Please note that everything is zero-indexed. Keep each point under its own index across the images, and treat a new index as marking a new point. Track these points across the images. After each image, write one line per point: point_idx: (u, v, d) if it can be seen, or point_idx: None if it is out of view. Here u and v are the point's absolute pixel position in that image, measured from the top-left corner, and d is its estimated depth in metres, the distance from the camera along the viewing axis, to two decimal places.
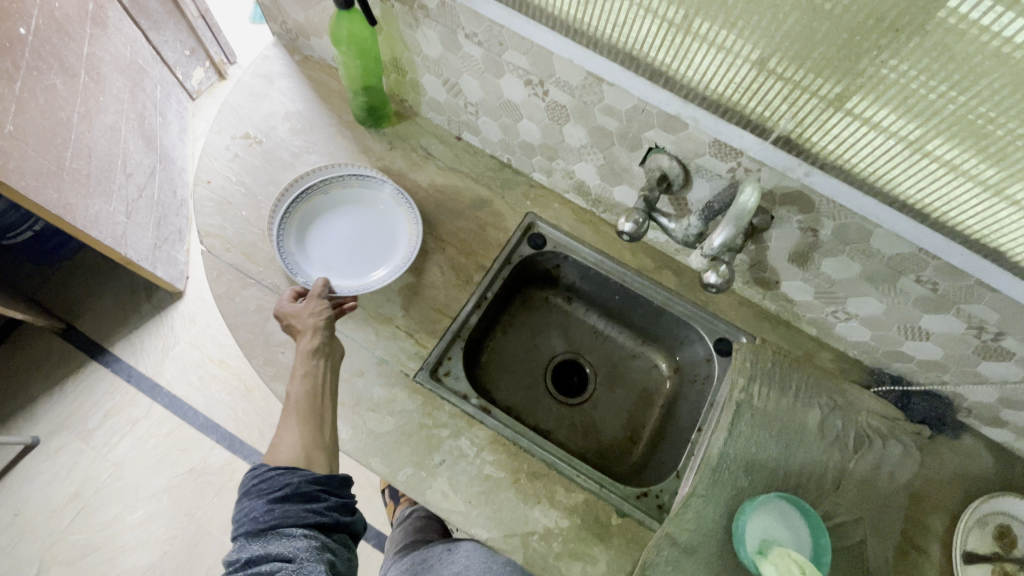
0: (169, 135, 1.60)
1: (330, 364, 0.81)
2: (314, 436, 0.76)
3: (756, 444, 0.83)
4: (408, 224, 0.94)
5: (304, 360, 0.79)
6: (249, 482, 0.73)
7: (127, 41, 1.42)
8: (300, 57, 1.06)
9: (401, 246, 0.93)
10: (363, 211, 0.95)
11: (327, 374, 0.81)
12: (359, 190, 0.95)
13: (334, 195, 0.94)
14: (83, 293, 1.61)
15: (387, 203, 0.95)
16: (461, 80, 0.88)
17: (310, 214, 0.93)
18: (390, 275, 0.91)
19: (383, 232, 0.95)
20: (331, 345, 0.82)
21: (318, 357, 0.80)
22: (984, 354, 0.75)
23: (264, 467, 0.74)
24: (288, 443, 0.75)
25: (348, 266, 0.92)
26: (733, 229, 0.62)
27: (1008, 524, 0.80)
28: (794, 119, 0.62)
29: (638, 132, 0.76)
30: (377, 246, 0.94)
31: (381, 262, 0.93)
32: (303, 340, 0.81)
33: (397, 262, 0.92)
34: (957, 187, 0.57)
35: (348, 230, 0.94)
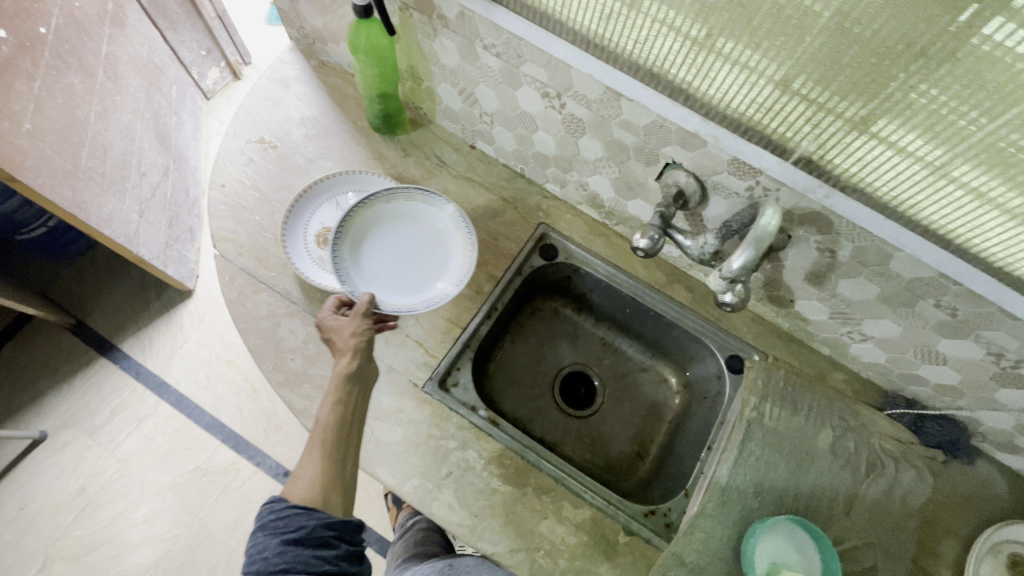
0: (183, 135, 1.61)
1: (362, 395, 0.79)
2: (334, 475, 0.73)
3: (766, 465, 0.82)
4: (464, 246, 0.90)
5: (339, 385, 0.77)
6: (265, 516, 0.71)
7: (144, 41, 1.43)
8: (316, 62, 1.07)
9: (454, 269, 0.90)
10: (421, 226, 0.92)
11: (358, 404, 0.78)
12: (418, 204, 0.92)
13: (392, 207, 0.91)
14: (94, 289, 1.62)
15: (445, 220, 0.92)
16: (477, 90, 0.88)
17: (365, 223, 0.90)
18: (440, 297, 0.87)
19: (436, 251, 0.91)
20: (365, 375, 0.80)
21: (351, 383, 0.78)
22: (1002, 381, 0.74)
23: (280, 501, 0.72)
24: (308, 479, 0.72)
25: (397, 282, 0.89)
26: (754, 251, 0.61)
27: (1020, 554, 0.78)
28: (816, 140, 0.61)
29: (655, 147, 0.76)
30: (429, 265, 0.91)
31: (433, 283, 0.90)
32: (342, 362, 0.78)
33: (448, 284, 0.89)
34: (983, 214, 0.56)
35: (401, 244, 0.91)
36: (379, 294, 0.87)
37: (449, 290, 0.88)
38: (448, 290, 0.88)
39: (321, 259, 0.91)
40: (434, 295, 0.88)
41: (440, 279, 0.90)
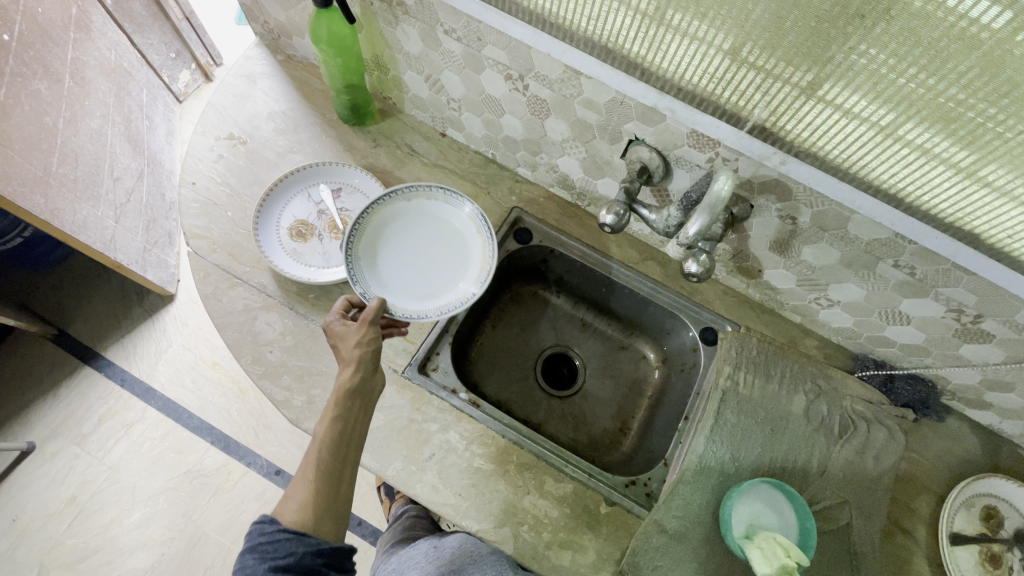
0: (156, 138, 1.60)
1: (365, 411, 0.76)
2: (327, 499, 0.71)
3: (740, 432, 0.84)
4: (484, 253, 0.88)
5: (340, 402, 0.74)
6: (255, 537, 0.69)
7: (111, 44, 1.41)
8: (283, 56, 1.06)
9: (471, 277, 0.87)
10: (439, 226, 0.90)
11: (358, 421, 0.75)
12: (441, 207, 0.90)
13: (413, 208, 0.89)
14: (75, 298, 1.61)
15: (467, 226, 0.90)
16: (443, 77, 0.88)
17: (384, 222, 0.88)
18: (455, 304, 0.85)
19: (455, 257, 0.89)
20: (369, 389, 0.77)
21: (352, 399, 0.75)
22: (964, 336, 0.76)
23: (270, 523, 0.70)
24: (299, 503, 0.70)
25: (412, 285, 0.87)
26: (709, 217, 0.62)
27: (995, 505, 0.83)
28: (767, 108, 0.63)
29: (618, 124, 0.77)
30: (446, 270, 0.89)
31: (450, 289, 0.87)
32: (344, 375, 0.75)
33: (464, 292, 0.86)
34: (929, 170, 0.58)
35: (419, 247, 0.89)
36: (394, 297, 0.85)
37: (464, 298, 0.85)
38: (464, 297, 0.86)
39: (295, 252, 0.92)
40: (449, 302, 0.86)
41: (458, 285, 0.87)
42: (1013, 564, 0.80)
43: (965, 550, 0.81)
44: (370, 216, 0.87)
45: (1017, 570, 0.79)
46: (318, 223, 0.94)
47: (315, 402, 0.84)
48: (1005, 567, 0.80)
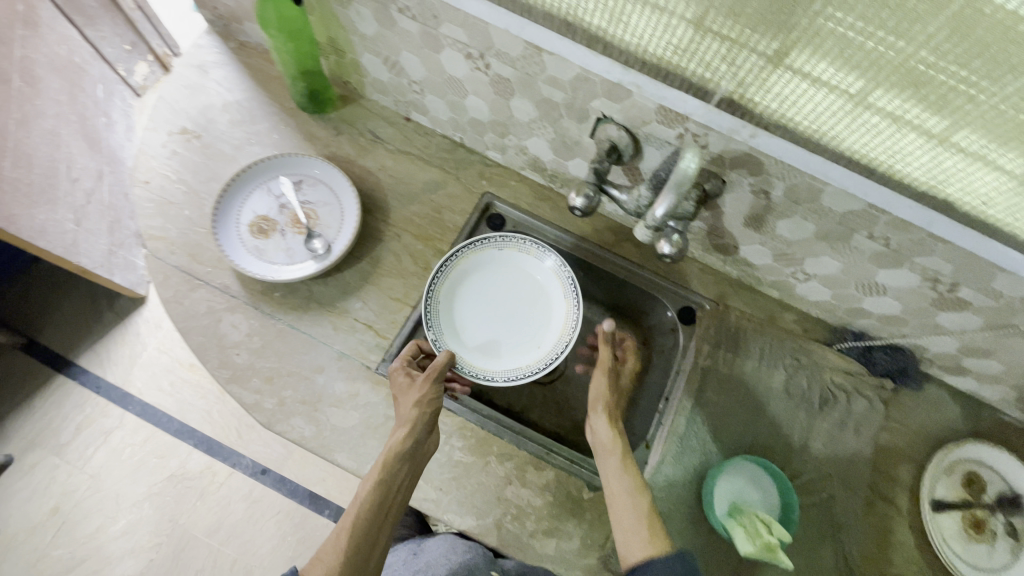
0: (115, 136, 1.53)
1: (409, 483, 0.74)
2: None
3: (721, 410, 0.86)
4: (565, 322, 0.87)
5: (389, 467, 0.72)
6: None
7: (61, 39, 1.34)
8: (235, 43, 1.01)
9: (545, 346, 0.88)
10: (522, 280, 0.91)
11: (401, 491, 0.73)
12: (531, 262, 0.91)
13: (503, 261, 0.91)
14: (41, 305, 1.56)
15: (553, 287, 0.90)
16: (401, 58, 0.84)
17: (471, 267, 0.90)
18: (525, 373, 0.85)
19: (535, 318, 0.90)
20: (418, 457, 0.75)
21: (401, 465, 0.73)
22: (941, 305, 0.75)
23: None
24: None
25: (484, 337, 0.89)
26: (675, 197, 0.60)
27: (976, 470, 0.84)
28: (734, 80, 0.60)
29: (584, 102, 0.74)
30: (523, 330, 0.90)
31: (521, 348, 0.89)
32: (398, 438, 0.73)
33: (536, 360, 0.87)
34: (902, 139, 0.57)
35: (498, 299, 0.91)
36: (463, 345, 0.87)
37: (533, 368, 0.85)
38: (534, 365, 0.86)
39: (258, 249, 0.88)
40: (518, 368, 0.86)
41: (533, 350, 0.88)
42: (997, 527, 0.81)
43: (947, 517, 0.82)
44: (457, 260, 0.88)
45: (1001, 534, 0.80)
46: (280, 217, 0.90)
47: (287, 404, 0.81)
48: (988, 533, 0.81)
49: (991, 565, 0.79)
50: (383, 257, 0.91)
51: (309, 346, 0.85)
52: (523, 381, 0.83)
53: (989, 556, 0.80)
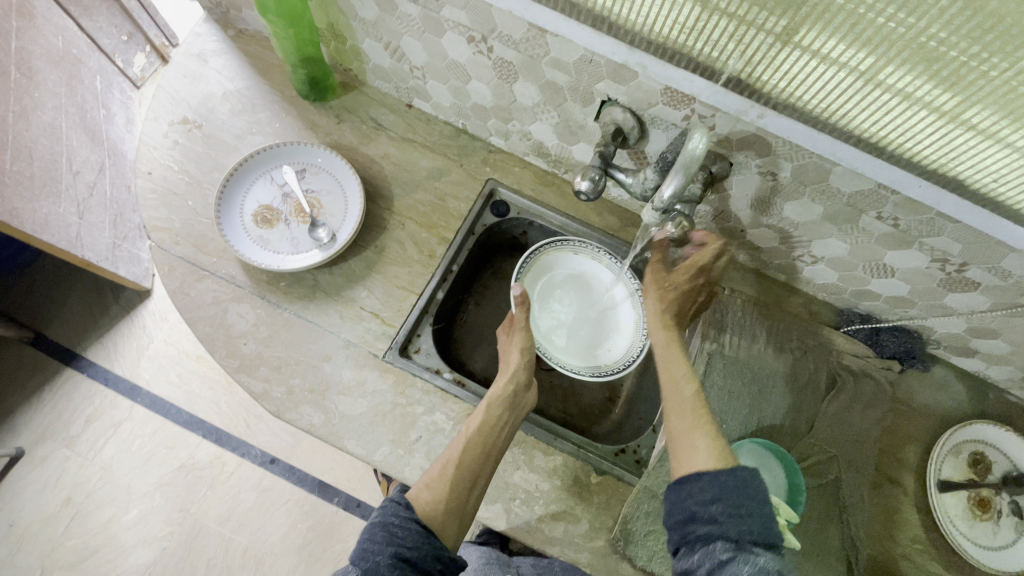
0: (115, 128, 1.52)
1: (510, 428, 0.78)
2: (458, 501, 0.71)
3: (727, 394, 0.85)
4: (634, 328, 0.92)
5: (492, 409, 0.78)
6: (388, 515, 0.69)
7: (57, 30, 1.32)
8: (234, 31, 1.00)
9: (618, 349, 0.92)
10: (592, 285, 0.96)
11: (503, 434, 0.78)
12: (603, 269, 0.95)
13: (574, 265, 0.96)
14: (48, 299, 1.56)
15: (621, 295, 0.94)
16: (403, 43, 0.83)
17: (549, 264, 0.96)
18: (604, 372, 0.89)
19: (603, 324, 0.95)
20: (516, 406, 0.81)
21: (504, 410, 0.79)
22: (949, 286, 0.75)
23: (405, 508, 0.70)
24: (434, 494, 0.71)
25: (557, 333, 0.95)
26: (684, 177, 0.60)
27: (982, 451, 0.84)
28: (742, 58, 0.59)
29: (589, 85, 0.73)
30: (594, 333, 0.95)
31: (592, 350, 0.94)
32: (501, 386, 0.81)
33: (611, 362, 0.91)
34: (912, 117, 0.56)
35: (571, 299, 0.96)
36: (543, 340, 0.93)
37: (608, 368, 0.89)
38: (609, 368, 0.89)
39: (262, 239, 0.88)
40: (593, 369, 0.89)
41: (603, 355, 0.92)
42: (1002, 507, 0.81)
43: (952, 496, 0.83)
44: (537, 256, 0.94)
45: (1006, 513, 0.80)
46: (283, 207, 0.90)
47: (295, 392, 0.82)
48: (993, 511, 0.81)
49: (994, 543, 0.79)
50: (388, 245, 0.91)
51: (316, 335, 0.85)
52: (603, 378, 0.87)
53: (993, 535, 0.80)
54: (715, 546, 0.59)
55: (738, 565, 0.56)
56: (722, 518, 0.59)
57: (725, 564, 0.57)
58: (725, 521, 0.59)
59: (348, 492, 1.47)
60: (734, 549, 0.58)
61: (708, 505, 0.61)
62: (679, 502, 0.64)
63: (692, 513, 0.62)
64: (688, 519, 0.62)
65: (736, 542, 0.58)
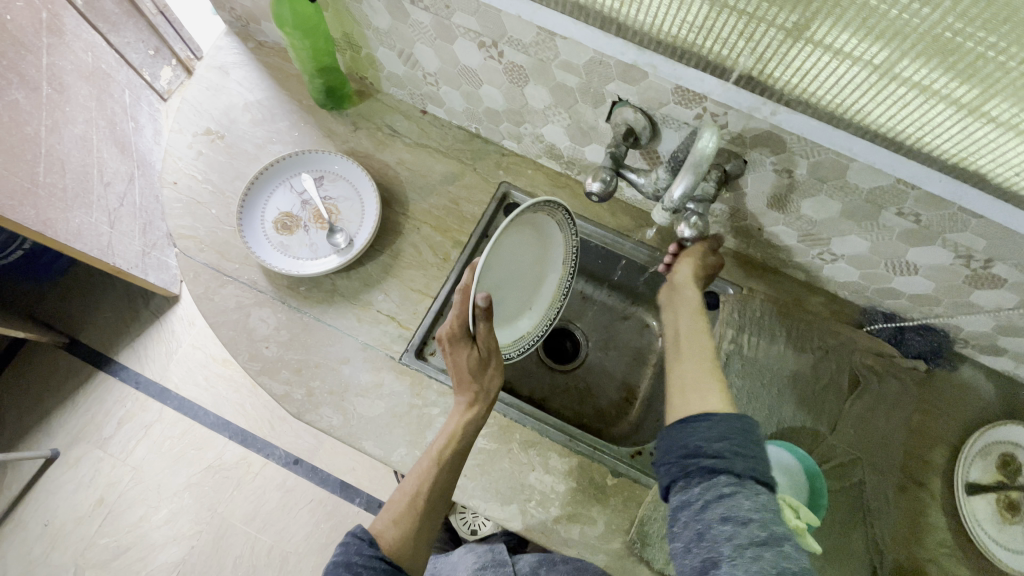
0: (144, 140, 1.58)
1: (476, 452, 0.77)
2: (427, 532, 0.71)
3: (747, 395, 0.83)
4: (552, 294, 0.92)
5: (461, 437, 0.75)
6: (350, 553, 0.65)
7: (87, 47, 1.38)
8: (254, 43, 1.03)
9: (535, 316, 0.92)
10: (530, 241, 0.85)
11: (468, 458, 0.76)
12: (546, 228, 0.85)
13: (533, 224, 0.83)
14: (82, 306, 1.63)
15: (553, 258, 0.90)
16: (416, 50, 0.85)
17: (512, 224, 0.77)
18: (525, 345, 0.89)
19: (526, 284, 0.89)
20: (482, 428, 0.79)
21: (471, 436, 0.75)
22: (975, 283, 0.73)
23: (369, 545, 0.66)
24: (404, 531, 0.69)
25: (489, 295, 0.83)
26: (694, 177, 0.60)
27: (1013, 453, 0.80)
28: (752, 56, 0.59)
29: (599, 86, 0.73)
30: (517, 293, 0.89)
31: (512, 313, 0.89)
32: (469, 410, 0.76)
33: (528, 329, 0.91)
34: (930, 110, 0.55)
35: (512, 258, 0.83)
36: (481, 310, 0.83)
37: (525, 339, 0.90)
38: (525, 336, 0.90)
39: (281, 245, 0.91)
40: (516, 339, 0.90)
41: (517, 318, 0.91)
42: None
43: (980, 499, 0.80)
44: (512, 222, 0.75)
45: None
46: (302, 213, 0.92)
47: (315, 394, 0.84)
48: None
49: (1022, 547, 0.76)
50: (404, 249, 0.92)
51: (334, 338, 0.87)
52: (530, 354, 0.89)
53: None
54: (718, 479, 0.59)
55: (739, 498, 0.57)
56: (728, 454, 0.60)
57: (726, 496, 0.58)
58: (731, 457, 0.60)
59: (369, 493, 1.50)
60: (737, 483, 0.59)
61: (712, 441, 0.62)
62: (682, 439, 0.64)
63: (696, 449, 0.62)
64: (690, 453, 0.63)
65: (738, 477, 0.59)
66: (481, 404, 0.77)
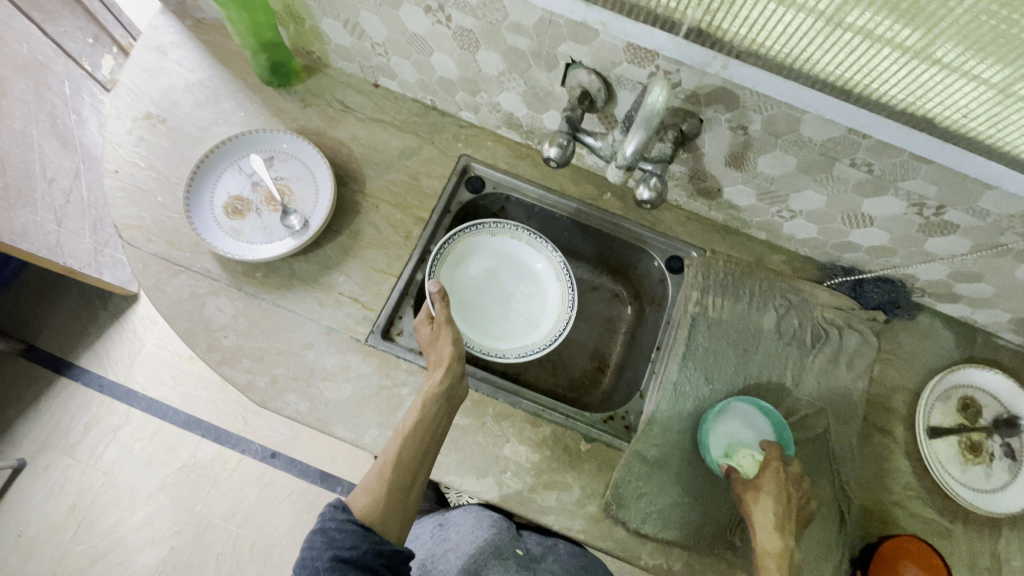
0: (88, 133, 1.48)
1: (447, 421, 0.76)
2: (398, 500, 0.72)
3: (713, 355, 0.85)
4: (561, 275, 0.95)
5: (426, 405, 0.75)
6: (325, 520, 0.69)
7: (20, 38, 1.30)
8: (192, 21, 0.98)
9: (545, 327, 0.94)
10: (510, 260, 0.97)
11: (440, 428, 0.76)
12: (523, 247, 0.96)
13: (496, 246, 0.96)
14: (35, 310, 1.55)
15: (548, 274, 0.96)
16: (361, 19, 0.81)
17: (471, 248, 0.95)
18: (528, 351, 0.91)
19: (529, 303, 0.96)
20: (454, 398, 0.77)
21: (437, 405, 0.75)
22: (928, 230, 0.74)
23: (342, 511, 0.70)
24: (372, 498, 0.71)
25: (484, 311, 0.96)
26: (646, 133, 0.59)
27: (973, 396, 0.85)
28: (700, 7, 0.58)
29: (551, 48, 0.71)
30: (519, 311, 0.97)
31: (529, 332, 0.94)
32: (434, 378, 0.77)
33: (538, 339, 0.93)
34: (876, 56, 0.55)
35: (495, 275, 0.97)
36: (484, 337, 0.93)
37: (566, 318, 0.92)
38: (562, 318, 0.93)
39: (234, 230, 0.87)
40: (550, 331, 0.93)
41: (524, 335, 0.94)
42: (994, 450, 0.82)
43: (945, 442, 0.83)
44: (457, 243, 0.92)
45: (998, 456, 0.82)
46: (254, 196, 0.89)
47: (280, 381, 0.81)
48: (986, 455, 0.82)
49: (987, 486, 0.81)
50: (364, 229, 0.89)
51: (296, 323, 0.84)
52: (527, 357, 0.89)
53: (987, 478, 0.81)
54: None
55: None
56: None
57: None
58: None
59: (352, 480, 1.49)
60: None
61: None
62: None
63: None
64: None
65: None
66: (442, 371, 0.77)
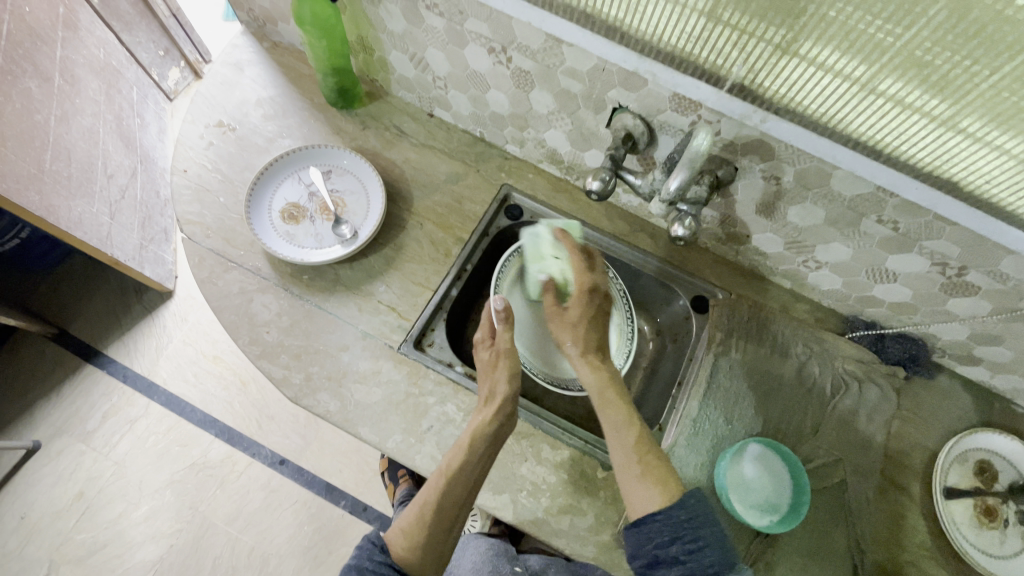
0: (148, 136, 1.59)
1: (490, 463, 0.77)
2: (437, 542, 0.75)
3: (733, 396, 0.87)
4: (620, 303, 0.97)
5: (472, 444, 0.76)
6: (363, 559, 0.71)
7: (100, 43, 1.41)
8: (269, 43, 1.07)
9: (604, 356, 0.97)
10: None
11: (483, 469, 0.77)
12: None
13: None
14: (75, 298, 1.62)
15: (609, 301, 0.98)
16: (427, 54, 0.89)
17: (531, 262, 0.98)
18: None
19: None
20: (499, 439, 0.78)
21: (482, 446, 0.76)
22: (950, 290, 0.77)
23: (379, 551, 0.72)
24: (410, 542, 0.73)
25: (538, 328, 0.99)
26: (689, 172, 0.64)
27: (990, 460, 0.85)
28: (745, 65, 0.64)
29: (601, 92, 0.78)
30: None
31: None
32: (481, 419, 0.78)
33: None
34: (906, 121, 0.60)
35: None
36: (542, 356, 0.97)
37: (626, 350, 0.95)
38: (622, 348, 0.96)
39: (288, 234, 0.93)
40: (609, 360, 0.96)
41: None
42: (1009, 516, 0.82)
43: (961, 504, 0.83)
44: (518, 258, 0.96)
45: (1013, 522, 0.81)
46: (309, 205, 0.95)
47: (313, 379, 0.85)
48: (1000, 520, 0.82)
49: (1002, 553, 0.80)
50: (407, 243, 0.95)
51: (335, 326, 0.88)
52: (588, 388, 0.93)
53: (1002, 544, 0.81)
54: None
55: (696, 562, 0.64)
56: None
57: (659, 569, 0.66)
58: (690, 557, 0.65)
59: (356, 495, 1.49)
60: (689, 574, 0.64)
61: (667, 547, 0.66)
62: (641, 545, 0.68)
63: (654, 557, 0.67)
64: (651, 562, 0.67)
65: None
66: (492, 411, 0.79)
